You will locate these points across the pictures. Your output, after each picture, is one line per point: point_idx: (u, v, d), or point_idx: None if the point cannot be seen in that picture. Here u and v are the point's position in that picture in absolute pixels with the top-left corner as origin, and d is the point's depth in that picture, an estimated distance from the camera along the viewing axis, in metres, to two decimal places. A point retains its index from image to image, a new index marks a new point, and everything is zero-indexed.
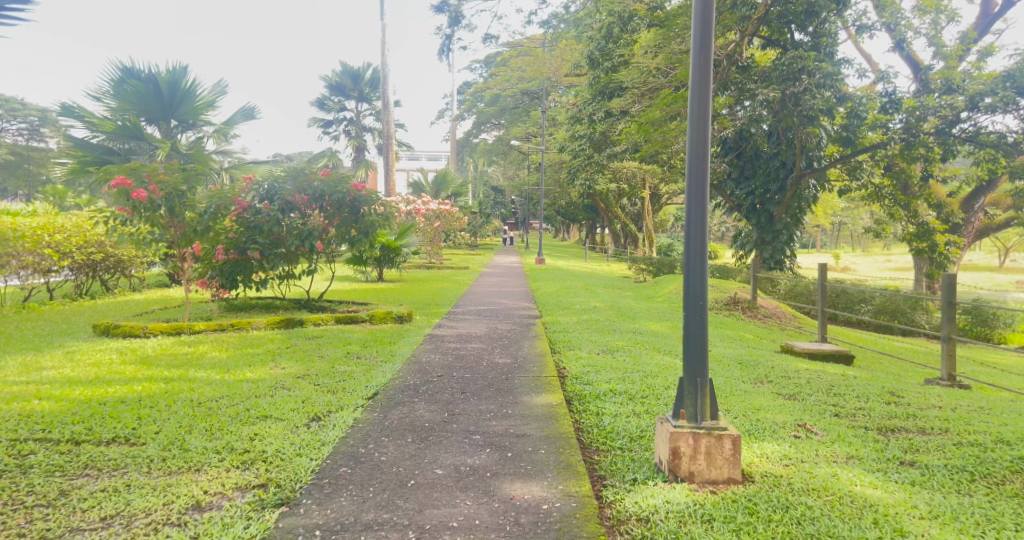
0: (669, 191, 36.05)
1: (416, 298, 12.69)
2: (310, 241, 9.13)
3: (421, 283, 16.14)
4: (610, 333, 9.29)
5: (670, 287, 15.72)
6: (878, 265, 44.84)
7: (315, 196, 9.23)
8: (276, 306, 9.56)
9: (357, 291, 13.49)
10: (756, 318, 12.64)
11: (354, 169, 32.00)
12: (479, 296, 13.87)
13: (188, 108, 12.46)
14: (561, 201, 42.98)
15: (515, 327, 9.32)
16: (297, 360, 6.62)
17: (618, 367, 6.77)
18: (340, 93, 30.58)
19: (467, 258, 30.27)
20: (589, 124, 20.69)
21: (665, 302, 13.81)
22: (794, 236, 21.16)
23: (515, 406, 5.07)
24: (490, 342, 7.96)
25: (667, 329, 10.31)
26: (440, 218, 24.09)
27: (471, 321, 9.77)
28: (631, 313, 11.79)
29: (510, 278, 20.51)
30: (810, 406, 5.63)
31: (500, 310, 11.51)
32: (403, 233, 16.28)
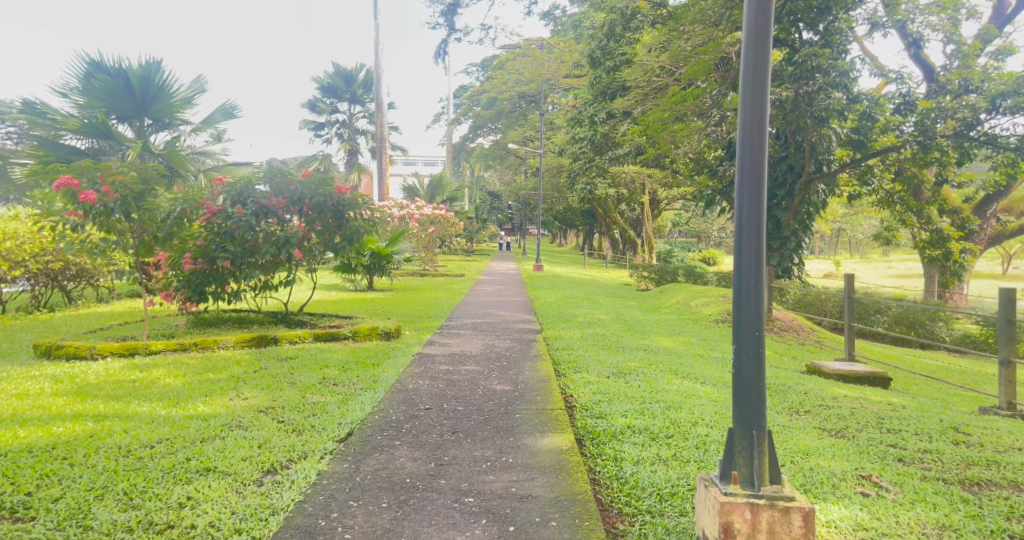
0: (668, 196, 35.26)
1: (406, 309, 11.82)
2: (287, 249, 8.22)
3: (413, 292, 15.26)
4: (617, 351, 8.41)
5: (677, 297, 14.89)
6: (880, 272, 44.04)
7: (294, 200, 8.35)
8: (250, 320, 8.67)
9: (342, 301, 12.61)
10: (772, 331, 11.81)
11: (346, 174, 31.13)
12: (474, 308, 13.01)
13: (162, 106, 11.53)
14: (558, 207, 42.19)
15: (514, 345, 8.45)
16: (263, 388, 5.72)
17: (633, 396, 5.90)
18: (333, 94, 29.72)
19: (462, 264, 29.46)
20: (590, 126, 19.85)
21: (673, 313, 12.97)
22: (803, 242, 20.44)
23: (517, 453, 4.21)
24: (487, 364, 7.08)
25: (679, 346, 9.45)
26: (433, 225, 23.22)
27: (466, 337, 8.91)
28: (639, 327, 10.94)
29: (507, 286, 19.65)
30: (865, 448, 4.79)
31: (497, 324, 10.64)
32: (395, 239, 15.42)
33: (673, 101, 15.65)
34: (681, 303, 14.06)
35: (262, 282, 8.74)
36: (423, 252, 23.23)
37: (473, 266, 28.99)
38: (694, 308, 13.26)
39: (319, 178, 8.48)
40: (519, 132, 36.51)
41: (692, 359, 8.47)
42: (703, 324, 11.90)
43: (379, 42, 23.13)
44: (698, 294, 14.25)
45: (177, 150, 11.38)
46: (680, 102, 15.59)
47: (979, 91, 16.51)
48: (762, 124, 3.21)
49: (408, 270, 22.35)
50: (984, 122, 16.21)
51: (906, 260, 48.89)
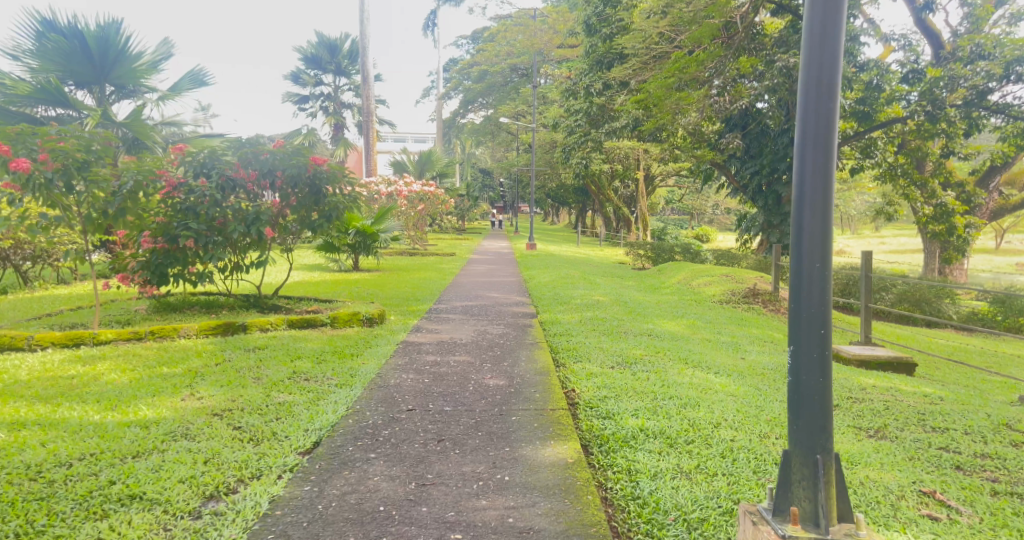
0: (662, 171, 34.58)
1: (392, 291, 11.12)
2: (257, 226, 7.53)
3: (402, 273, 14.54)
4: (619, 338, 7.76)
5: (677, 275, 14.27)
6: (873, 247, 43.61)
7: (263, 171, 7.68)
8: (220, 304, 7.97)
9: (324, 283, 11.91)
10: (779, 312, 11.17)
11: (333, 149, 30.27)
12: (465, 289, 12.32)
13: (124, 71, 10.79)
14: (550, 183, 41.40)
15: (507, 331, 7.77)
16: (223, 384, 5.02)
17: (642, 391, 5.25)
18: (317, 66, 28.75)
19: (453, 243, 28.79)
20: (584, 98, 19.10)
21: (674, 294, 12.33)
22: None
23: (513, 468, 3.57)
24: (479, 353, 6.43)
25: (685, 330, 8.82)
26: (423, 202, 22.45)
27: (456, 322, 8.25)
28: (639, 309, 10.29)
29: (499, 265, 19.00)
30: (915, 453, 4.15)
31: (489, 307, 9.96)
32: (382, 217, 14.68)
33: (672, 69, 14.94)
34: (682, 282, 13.44)
35: (232, 263, 8.04)
36: (412, 230, 22.52)
37: (465, 244, 28.29)
38: (696, 288, 12.63)
39: (291, 148, 7.82)
40: (511, 106, 35.63)
41: (699, 345, 7.85)
42: (707, 306, 11.27)
43: (365, 11, 22.19)
44: (699, 273, 13.63)
45: (141, 118, 10.82)
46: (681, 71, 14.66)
47: (991, 58, 15.70)
48: (833, 69, 2.46)
49: (398, 249, 21.65)
50: (996, 90, 15.41)
51: (900, 235, 48.51)
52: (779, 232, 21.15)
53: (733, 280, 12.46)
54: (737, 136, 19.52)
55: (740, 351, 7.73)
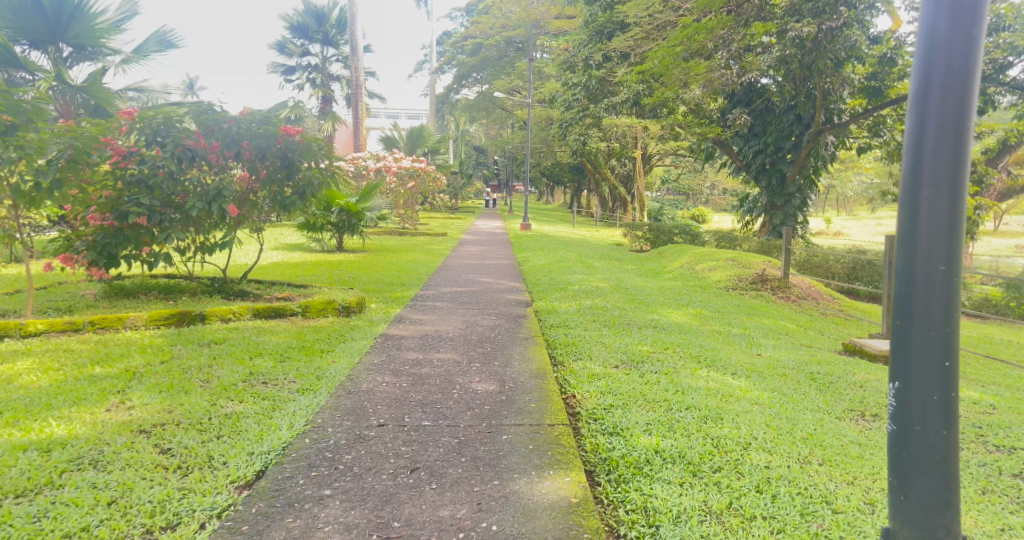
0: (660, 150, 33.74)
1: (375, 276, 10.35)
2: (218, 203, 6.78)
3: (388, 254, 13.79)
4: (623, 330, 7.03)
5: (679, 259, 13.55)
6: (872, 229, 42.86)
7: (227, 141, 6.92)
8: (180, 289, 7.22)
9: (303, 265, 11.16)
10: (789, 300, 10.44)
11: (320, 123, 29.38)
12: (454, 273, 11.54)
13: (82, 30, 10.48)
14: (545, 161, 40.48)
15: (498, 323, 7.03)
16: (162, 389, 4.22)
17: (654, 399, 4.50)
18: (303, 35, 27.76)
19: (446, 222, 27.93)
20: (583, 70, 18.34)
21: (677, 279, 11.61)
22: (808, 198, 20.19)
23: (502, 513, 2.87)
24: (466, 350, 5.71)
25: (692, 321, 8.09)
26: (414, 178, 21.60)
27: (442, 311, 7.53)
28: (641, 297, 9.56)
29: (492, 246, 18.25)
30: (986, 483, 3.43)
31: (478, 294, 9.18)
32: (367, 194, 13.89)
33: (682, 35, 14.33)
34: (684, 266, 12.72)
35: (193, 243, 7.29)
36: (402, 209, 21.73)
37: (457, 224, 27.43)
38: (700, 273, 11.90)
39: (259, 114, 7.06)
40: (506, 81, 34.69)
41: (709, 337, 7.11)
42: (711, 292, 10.55)
43: None
44: (702, 257, 12.92)
45: (100, 83, 10.37)
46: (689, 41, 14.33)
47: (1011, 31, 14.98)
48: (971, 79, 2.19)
49: (387, 228, 20.87)
50: (1015, 65, 14.79)
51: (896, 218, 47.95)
52: (783, 214, 20.42)
53: (739, 265, 11.74)
54: (744, 112, 18.77)
55: (754, 345, 7.00)
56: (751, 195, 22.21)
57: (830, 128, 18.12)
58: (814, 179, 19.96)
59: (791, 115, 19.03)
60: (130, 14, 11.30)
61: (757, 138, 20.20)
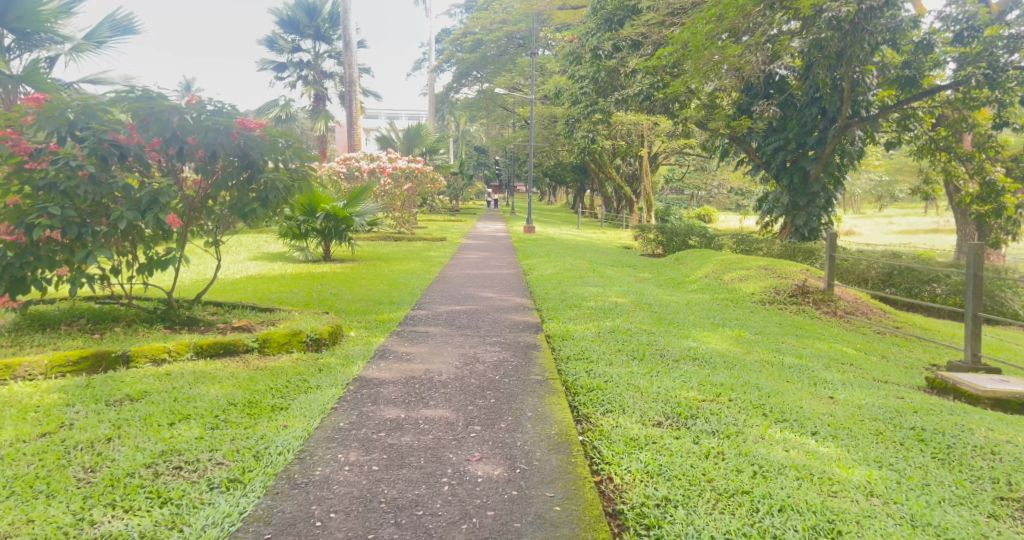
0: (667, 149, 32.47)
1: (361, 293, 9.05)
2: (154, 213, 5.47)
3: (379, 264, 12.54)
4: (658, 365, 5.71)
5: (702, 267, 12.25)
6: (885, 228, 41.48)
7: (167, 137, 5.64)
8: (114, 317, 5.90)
9: (281, 280, 9.90)
10: (836, 316, 9.14)
11: (312, 121, 28.18)
12: (453, 287, 10.23)
13: (23, 15, 9.28)
14: (549, 161, 39.19)
15: (504, 360, 5.70)
16: (12, 493, 2.93)
17: (725, 490, 3.18)
18: (294, 30, 26.48)
19: (445, 226, 26.58)
20: (591, 62, 17.22)
21: (704, 292, 10.33)
22: (832, 198, 18.87)
23: None
24: (462, 403, 4.40)
25: (735, 348, 6.75)
26: (410, 180, 20.34)
27: (436, 342, 6.23)
28: (666, 316, 8.26)
29: (496, 253, 16.96)
30: None
31: (479, 315, 7.84)
32: (356, 198, 12.69)
33: (712, 13, 13.63)
34: (708, 276, 11.42)
35: (130, 260, 5.98)
36: (399, 213, 20.48)
37: (458, 228, 26.08)
38: (729, 285, 10.58)
39: (208, 102, 5.84)
40: (508, 78, 33.48)
41: (762, 372, 5.78)
42: (746, 310, 9.22)
43: None
44: (729, 265, 11.62)
45: (42, 74, 9.20)
46: (720, 17, 13.66)
47: None
48: None
49: (382, 233, 19.59)
50: None
51: (908, 217, 46.65)
52: (806, 215, 19.09)
53: (773, 275, 10.42)
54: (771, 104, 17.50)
55: (818, 383, 5.64)
56: (769, 194, 20.91)
57: (858, 122, 17.12)
58: (839, 177, 18.68)
59: (814, 107, 17.82)
60: None
61: (777, 134, 18.97)
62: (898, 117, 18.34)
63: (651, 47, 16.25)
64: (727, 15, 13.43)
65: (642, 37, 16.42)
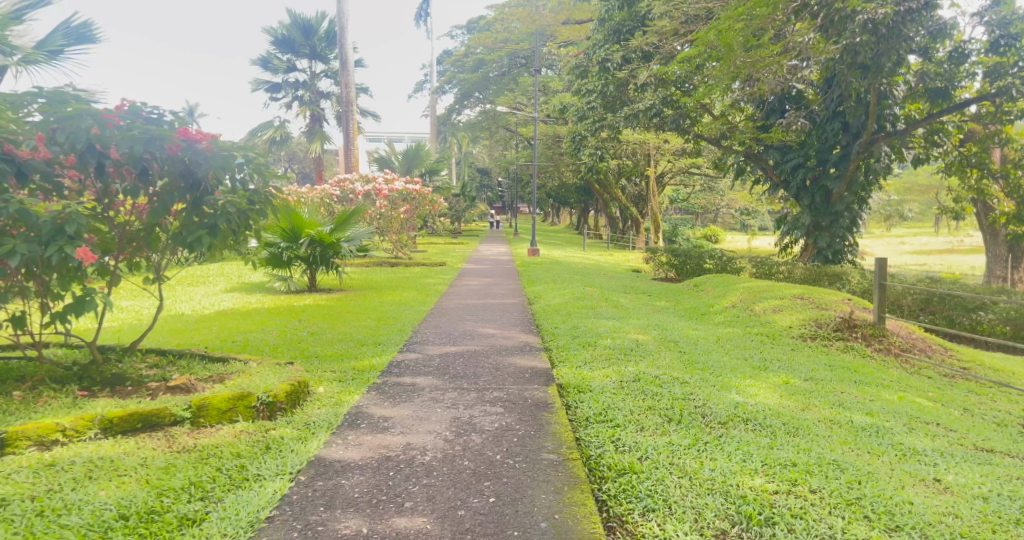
0: (673, 169, 31.46)
1: (343, 333, 7.93)
2: (58, 246, 4.32)
3: (370, 294, 11.44)
4: (700, 431, 4.55)
5: (727, 295, 11.08)
6: (897, 247, 40.23)
7: (84, 153, 4.52)
8: (21, 374, 4.75)
9: (254, 317, 8.77)
10: (891, 354, 7.96)
11: (308, 142, 27.25)
12: (449, 321, 9.07)
13: None
14: (552, 182, 38.22)
15: (508, 428, 4.49)
16: None
17: None
18: (289, 49, 25.58)
19: (446, 248, 25.49)
20: (598, 74, 16.24)
21: (735, 326, 9.16)
22: (857, 218, 17.70)
23: None
24: (447, 512, 3.22)
25: (790, 402, 5.57)
26: (408, 202, 19.31)
27: (424, 401, 5.07)
28: (696, 357, 7.08)
29: (498, 278, 15.80)
30: None
31: (478, 359, 6.67)
32: (344, 221, 11.66)
33: (736, 13, 12.56)
34: (736, 306, 10.23)
35: (42, 305, 4.84)
36: (396, 236, 19.39)
37: (458, 250, 24.95)
38: (761, 317, 9.38)
39: (142, 109, 4.74)
40: (510, 97, 32.58)
41: (833, 439, 4.62)
42: (786, 347, 8.03)
43: None
44: (757, 293, 10.44)
45: None
46: (748, 16, 12.68)
47: None
48: None
49: (377, 258, 18.46)
50: None
51: (918, 235, 45.58)
52: (829, 236, 17.85)
53: (812, 306, 9.22)
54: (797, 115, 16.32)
55: (911, 455, 4.47)
56: (787, 213, 19.77)
57: (885, 137, 16.03)
58: (864, 195, 17.53)
59: (836, 122, 16.74)
60: (38, 4, 8.93)
61: (795, 150, 17.89)
62: (925, 133, 17.23)
63: (666, 57, 15.26)
64: (757, 14, 12.41)
65: (654, 47, 15.45)
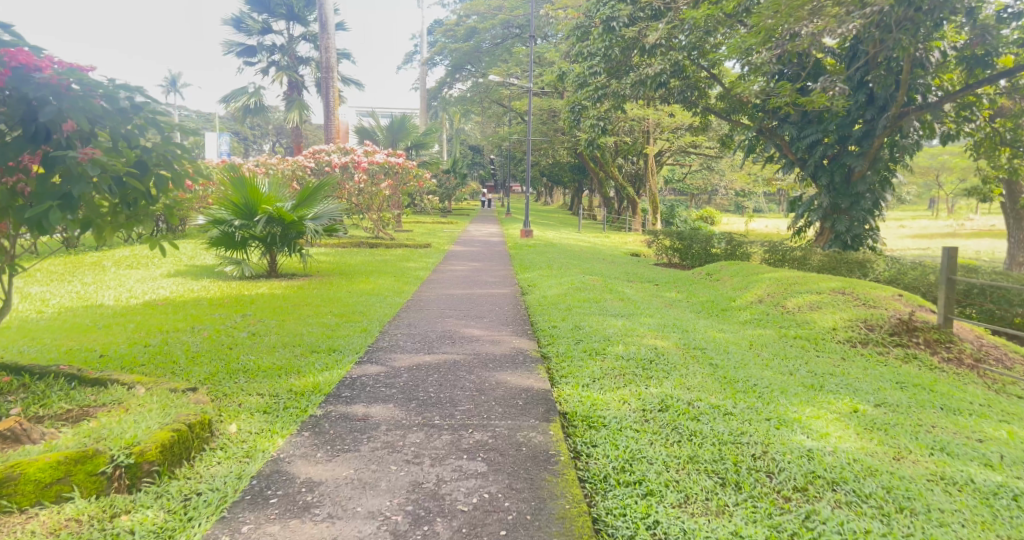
0: (673, 148, 29.91)
1: (292, 335, 6.48)
2: None
3: (337, 281, 10.02)
4: (771, 514, 3.14)
5: (750, 287, 9.66)
6: (900, 231, 38.83)
7: None
8: None
9: (190, 310, 7.31)
10: (964, 364, 6.50)
11: (285, 112, 25.77)
12: (426, 320, 7.61)
13: None
14: (546, 160, 36.66)
15: (492, 507, 3.11)
16: None
17: None
18: (265, 9, 24.47)
19: (432, 229, 23.89)
20: (602, 34, 14.94)
21: (766, 327, 7.74)
22: (880, 200, 16.23)
23: None
24: None
25: (877, 443, 4.11)
26: (391, 176, 17.82)
27: (368, 449, 3.63)
28: (731, 372, 5.64)
29: (487, 263, 14.31)
30: None
31: (455, 377, 5.27)
32: (306, 197, 10.33)
33: None
34: (762, 301, 8.79)
35: None
36: (378, 214, 17.84)
37: (446, 230, 23.36)
38: (796, 315, 7.92)
39: None
40: (502, 68, 30.90)
41: (968, 519, 3.17)
42: (834, 355, 6.58)
43: None
44: (787, 286, 8.98)
45: None
46: None
47: None
48: None
49: (355, 240, 16.91)
50: None
51: (919, 219, 44.22)
52: (848, 220, 16.35)
53: (857, 303, 7.75)
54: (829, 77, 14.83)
55: None
56: (801, 194, 18.33)
57: (915, 109, 14.58)
58: (887, 175, 16.09)
59: (861, 93, 15.37)
60: None
61: (814, 125, 16.42)
62: (955, 107, 15.77)
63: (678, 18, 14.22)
64: None
65: (665, 5, 14.51)
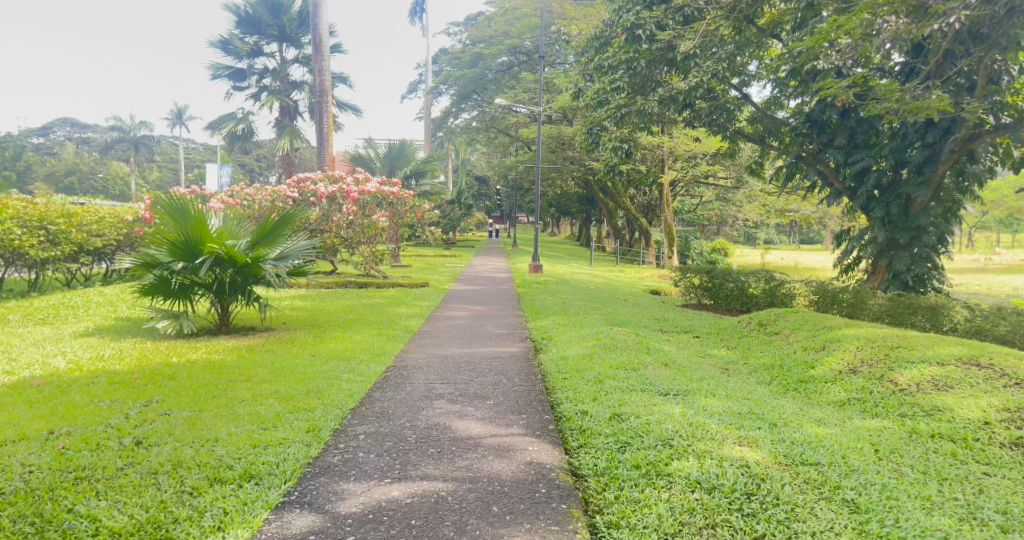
0: (690, 178, 27.95)
1: (198, 443, 4.32)
2: None
3: (299, 341, 7.86)
4: None
5: (833, 348, 7.39)
6: None
7: None
8: None
9: (71, 398, 5.22)
10: None
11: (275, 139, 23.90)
12: (406, 407, 5.41)
13: None
14: (554, 191, 34.79)
15: None
16: None
17: None
18: (254, 30, 22.75)
19: (432, 264, 21.71)
20: (625, 45, 13.10)
21: (881, 418, 5.48)
22: (946, 235, 13.91)
23: None
24: None
25: None
26: (383, 207, 15.79)
27: None
28: (891, 526, 3.55)
29: (492, 308, 12.10)
30: None
31: None
32: (262, 230, 8.27)
33: None
34: (859, 373, 6.54)
35: None
36: (369, 248, 15.71)
37: (446, 266, 21.25)
38: (920, 398, 5.68)
39: None
40: (509, 94, 29.09)
41: None
42: (1013, 473, 4.38)
43: None
44: (888, 352, 6.74)
45: None
46: None
47: None
48: None
49: (341, 278, 14.80)
50: None
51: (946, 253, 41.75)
52: (909, 258, 13.97)
53: (1009, 385, 5.54)
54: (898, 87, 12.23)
55: None
56: (848, 227, 16.12)
57: (990, 131, 12.47)
58: (953, 207, 13.93)
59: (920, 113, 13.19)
60: None
61: (864, 149, 14.34)
62: None
63: (712, 26, 12.44)
64: None
65: (699, 8, 12.65)
